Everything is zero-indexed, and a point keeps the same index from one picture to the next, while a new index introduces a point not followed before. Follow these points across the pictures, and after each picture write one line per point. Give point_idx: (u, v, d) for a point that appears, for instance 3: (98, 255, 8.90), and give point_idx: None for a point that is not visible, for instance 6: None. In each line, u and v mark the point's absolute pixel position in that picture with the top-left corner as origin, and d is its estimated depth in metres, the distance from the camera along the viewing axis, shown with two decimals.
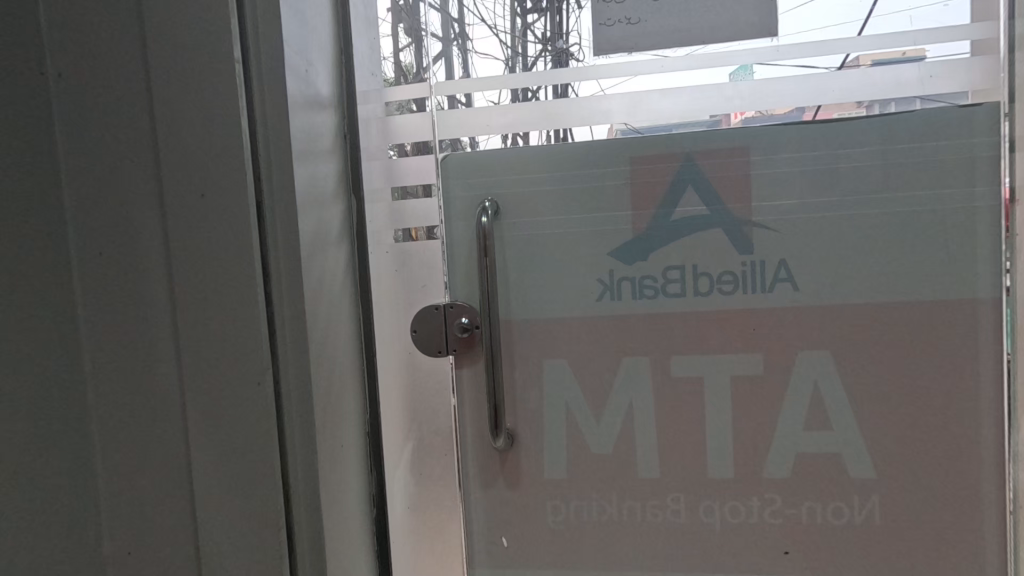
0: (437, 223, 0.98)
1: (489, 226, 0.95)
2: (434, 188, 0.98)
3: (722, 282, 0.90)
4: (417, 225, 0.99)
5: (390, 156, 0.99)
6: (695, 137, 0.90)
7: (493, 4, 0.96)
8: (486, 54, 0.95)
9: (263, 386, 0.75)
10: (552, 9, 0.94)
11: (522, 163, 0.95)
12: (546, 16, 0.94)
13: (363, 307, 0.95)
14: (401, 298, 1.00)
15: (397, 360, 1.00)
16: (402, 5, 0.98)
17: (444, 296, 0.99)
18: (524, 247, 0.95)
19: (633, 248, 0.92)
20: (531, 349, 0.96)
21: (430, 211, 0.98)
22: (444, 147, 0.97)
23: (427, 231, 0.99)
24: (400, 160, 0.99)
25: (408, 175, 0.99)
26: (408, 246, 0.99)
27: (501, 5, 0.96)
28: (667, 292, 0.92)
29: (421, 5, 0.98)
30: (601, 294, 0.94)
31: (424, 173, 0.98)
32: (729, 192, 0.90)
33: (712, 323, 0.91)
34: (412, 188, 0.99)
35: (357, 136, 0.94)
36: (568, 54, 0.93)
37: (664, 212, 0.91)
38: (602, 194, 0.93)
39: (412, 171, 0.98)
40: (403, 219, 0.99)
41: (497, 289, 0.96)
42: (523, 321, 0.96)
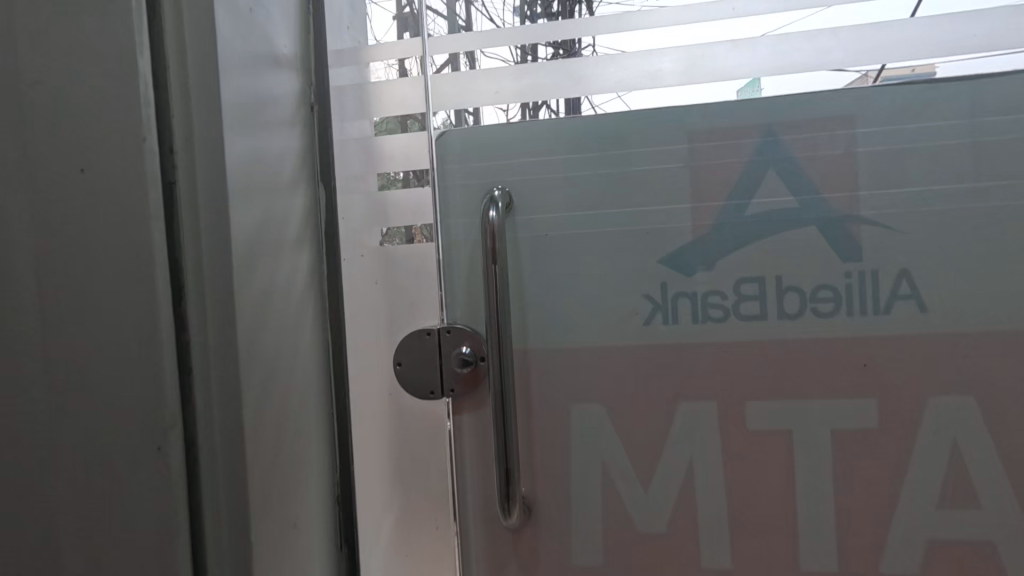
0: (429, 222, 0.75)
1: (498, 221, 0.70)
2: (426, 175, 0.75)
3: (816, 298, 0.66)
4: (406, 224, 0.76)
5: (369, 128, 0.77)
6: (778, 102, 0.67)
7: (501, 6, 0.73)
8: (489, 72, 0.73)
9: (166, 453, 0.51)
10: (564, 14, 0.71)
11: (542, 143, 0.72)
12: (556, 23, 0.71)
13: (334, 330, 0.72)
14: (383, 320, 0.76)
15: (376, 403, 0.76)
16: (408, 13, 0.76)
17: (439, 318, 0.75)
18: (545, 252, 0.72)
19: (692, 255, 0.69)
20: (554, 389, 0.72)
21: (425, 205, 0.75)
22: (440, 120, 0.75)
23: (417, 232, 0.75)
24: (383, 139, 0.77)
25: (393, 159, 0.76)
26: (394, 251, 0.76)
27: (507, 8, 0.73)
28: (740, 313, 0.67)
29: (426, 12, 0.75)
30: (649, 315, 0.69)
31: (411, 157, 0.76)
32: (828, 176, 0.66)
33: (803, 356, 0.66)
34: (401, 173, 0.76)
35: (328, 123, 0.72)
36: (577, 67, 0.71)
37: (737, 204, 0.68)
38: (651, 179, 0.69)
39: (400, 154, 0.76)
40: (387, 216, 0.76)
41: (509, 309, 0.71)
42: (544, 352, 0.72)
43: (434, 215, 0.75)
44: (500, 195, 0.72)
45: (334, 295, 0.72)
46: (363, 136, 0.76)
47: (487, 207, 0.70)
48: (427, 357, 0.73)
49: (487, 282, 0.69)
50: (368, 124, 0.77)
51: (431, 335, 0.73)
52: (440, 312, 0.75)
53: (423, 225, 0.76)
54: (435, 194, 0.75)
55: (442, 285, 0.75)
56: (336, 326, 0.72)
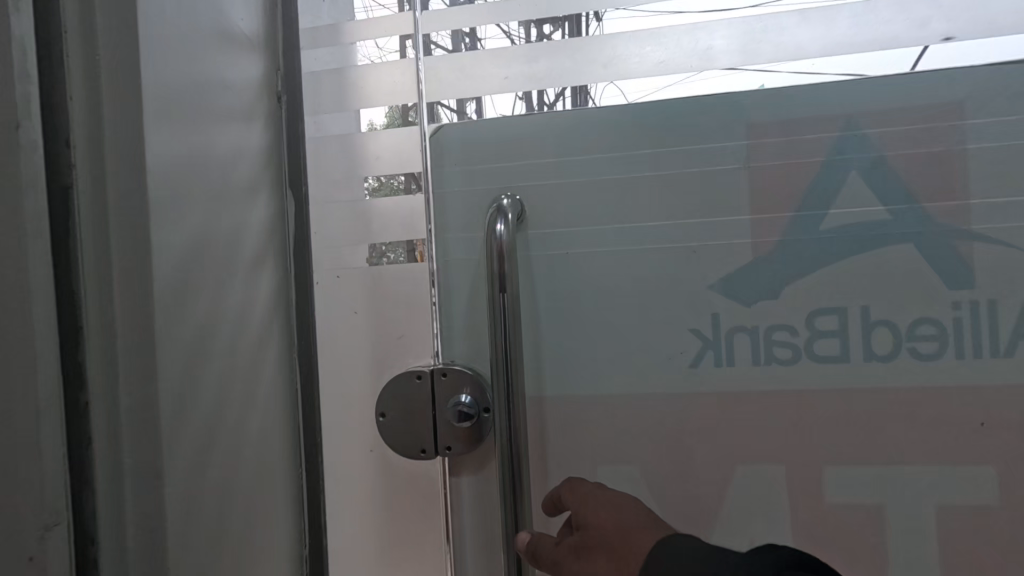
0: (426, 239, 0.61)
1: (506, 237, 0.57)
2: (418, 180, 0.61)
3: (915, 336, 0.51)
4: (396, 239, 0.60)
5: (354, 118, 0.62)
6: (862, 86, 0.53)
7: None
8: (482, 59, 0.59)
9: (44, 564, 0.35)
10: None
11: (561, 141, 0.58)
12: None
13: (301, 366, 0.59)
14: (367, 361, 0.61)
15: (354, 460, 0.61)
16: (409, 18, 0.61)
17: (432, 356, 0.60)
18: (563, 275, 0.58)
19: (751, 281, 0.55)
20: (577, 445, 0.58)
21: (421, 215, 0.60)
22: (433, 114, 0.61)
23: (410, 250, 0.60)
24: (371, 132, 0.62)
25: (380, 157, 0.62)
26: (381, 271, 0.61)
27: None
28: (815, 354, 0.53)
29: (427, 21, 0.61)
30: (697, 355, 0.55)
31: (402, 157, 0.61)
32: (927, 180, 0.52)
33: (899, 409, 0.52)
34: (393, 176, 0.61)
35: (300, 122, 0.61)
36: (583, 49, 0.57)
37: (811, 216, 0.54)
38: (700, 185, 0.56)
39: (389, 152, 0.61)
40: (369, 229, 0.61)
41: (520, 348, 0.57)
42: (564, 400, 0.58)
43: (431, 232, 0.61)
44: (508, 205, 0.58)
45: (304, 329, 0.59)
46: (345, 129, 0.62)
47: (492, 221, 0.56)
48: (416, 407, 0.58)
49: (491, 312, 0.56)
50: (351, 115, 0.62)
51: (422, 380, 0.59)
52: (433, 351, 0.59)
53: (416, 242, 0.60)
54: (430, 202, 0.61)
55: (438, 314, 0.60)
56: (306, 367, 0.59)
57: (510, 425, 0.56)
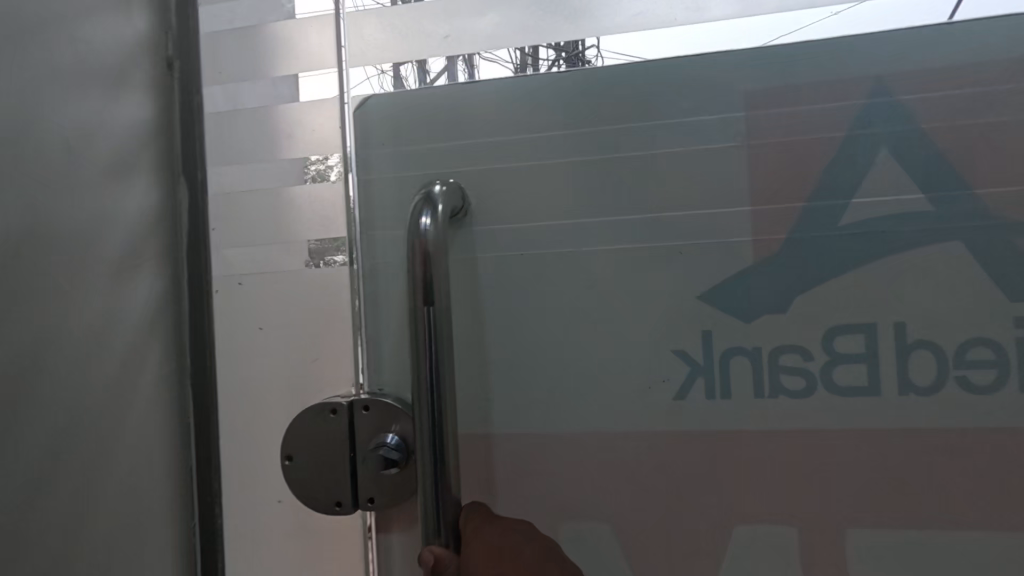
0: (346, 238, 0.48)
1: (430, 233, 0.40)
2: (338, 165, 0.49)
3: (963, 361, 0.40)
4: (309, 239, 0.48)
5: (263, 87, 0.49)
6: (895, 39, 0.41)
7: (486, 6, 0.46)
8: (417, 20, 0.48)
9: None
10: None
11: (515, 114, 0.47)
12: None
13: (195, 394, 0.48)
14: (277, 390, 0.48)
15: (264, 513, 0.49)
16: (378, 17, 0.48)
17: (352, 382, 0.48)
18: (517, 282, 0.47)
19: (752, 290, 0.43)
20: (534, 496, 0.46)
21: (343, 208, 0.49)
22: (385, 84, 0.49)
23: (328, 253, 0.48)
24: (281, 106, 0.49)
25: (295, 136, 0.49)
26: (292, 276, 0.48)
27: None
28: (832, 383, 0.42)
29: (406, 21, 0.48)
30: (684, 384, 0.44)
31: (318, 137, 0.49)
32: (979, 160, 0.40)
33: (941, 455, 0.40)
34: (315, 160, 0.49)
35: (197, 96, 0.49)
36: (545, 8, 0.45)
37: (827, 208, 0.42)
38: (686, 168, 0.44)
39: (302, 128, 0.49)
40: (277, 225, 0.49)
41: (448, 381, 0.40)
42: (518, 439, 0.46)
43: (354, 230, 0.49)
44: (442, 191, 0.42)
45: (201, 351, 0.48)
46: (248, 103, 0.49)
47: (418, 210, 0.40)
48: (331, 450, 0.46)
49: (415, 334, 0.39)
50: (256, 84, 0.49)
51: (338, 415, 0.46)
52: (356, 377, 0.48)
53: (332, 243, 0.48)
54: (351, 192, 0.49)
55: (361, 331, 0.48)
56: (202, 397, 0.48)
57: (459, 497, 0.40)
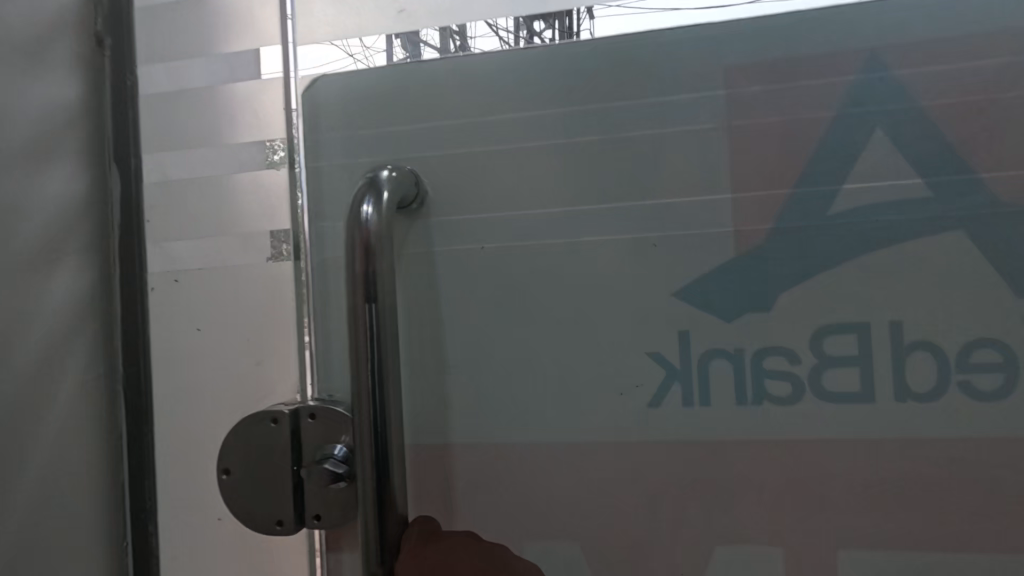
0: (291, 231, 0.44)
1: (373, 222, 0.35)
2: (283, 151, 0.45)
3: (964, 364, 0.36)
4: (250, 230, 0.44)
5: (200, 67, 0.45)
6: (891, 8, 0.37)
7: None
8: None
9: None
10: None
11: (475, 95, 0.43)
12: None
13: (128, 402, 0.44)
14: (216, 397, 0.44)
15: (201, 533, 0.44)
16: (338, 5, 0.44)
17: (296, 390, 0.44)
18: (475, 277, 0.42)
19: (733, 286, 0.39)
20: (497, 513, 0.42)
21: (287, 198, 0.44)
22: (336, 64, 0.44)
23: (270, 247, 0.44)
24: (219, 87, 0.45)
25: (235, 119, 0.45)
26: (233, 272, 0.44)
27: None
28: (821, 390, 0.38)
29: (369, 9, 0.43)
30: (659, 390, 0.40)
31: (260, 120, 0.45)
32: (982, 142, 0.36)
33: (940, 468, 0.37)
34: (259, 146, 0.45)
35: (130, 77, 0.44)
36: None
37: (816, 196, 0.38)
38: (661, 153, 0.40)
39: (244, 109, 0.45)
40: (216, 216, 0.45)
41: (393, 389, 0.35)
42: (479, 450, 0.42)
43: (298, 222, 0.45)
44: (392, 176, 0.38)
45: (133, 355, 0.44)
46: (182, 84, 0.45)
47: (360, 197, 0.36)
48: (271, 463, 0.41)
49: (354, 336, 0.35)
50: (192, 64, 0.45)
51: (280, 424, 0.41)
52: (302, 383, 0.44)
53: (275, 236, 0.44)
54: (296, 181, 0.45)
55: (307, 333, 0.44)
56: (137, 408, 0.43)
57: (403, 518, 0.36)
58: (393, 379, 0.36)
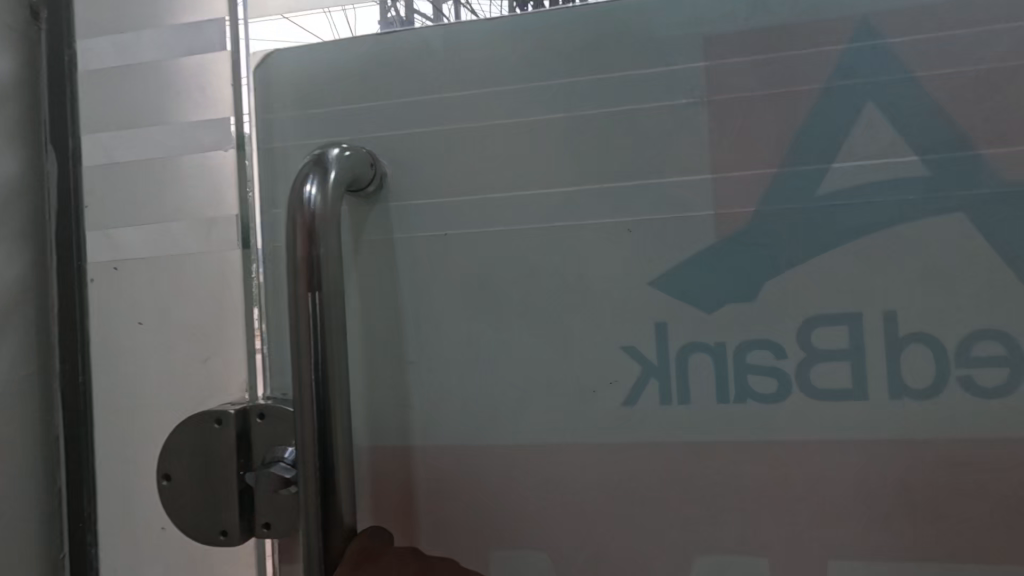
0: (238, 217, 0.41)
1: (317, 203, 0.32)
2: (231, 132, 0.41)
3: (966, 359, 0.33)
4: (196, 216, 0.41)
5: (139, 40, 0.41)
6: None
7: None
8: None
9: None
10: None
11: (438, 71, 0.40)
12: None
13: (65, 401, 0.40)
14: (158, 396, 0.41)
15: (139, 545, 0.41)
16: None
17: (242, 388, 0.40)
18: (438, 266, 0.39)
19: (714, 275, 0.36)
20: (461, 520, 0.39)
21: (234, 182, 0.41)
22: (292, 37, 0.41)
23: (218, 235, 0.41)
24: (162, 62, 0.41)
25: (180, 97, 0.41)
26: (177, 260, 0.41)
27: None
28: (809, 386, 0.35)
29: None
30: (634, 387, 0.37)
31: (206, 98, 0.41)
32: (985, 116, 0.33)
33: (938, 471, 0.34)
34: (206, 124, 0.41)
35: (68, 51, 0.41)
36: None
37: (803, 176, 0.35)
38: (637, 132, 0.37)
39: (191, 85, 0.41)
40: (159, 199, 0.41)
41: (337, 387, 0.32)
42: (441, 452, 0.39)
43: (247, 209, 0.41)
44: (344, 155, 0.35)
45: (72, 351, 0.41)
46: (120, 59, 0.41)
47: (304, 176, 0.33)
48: (215, 467, 0.38)
49: (295, 327, 0.32)
50: (133, 36, 0.41)
51: (225, 425, 0.38)
52: (252, 381, 0.40)
53: (223, 224, 0.41)
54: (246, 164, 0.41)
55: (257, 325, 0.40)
56: (75, 406, 0.40)
57: (350, 530, 0.33)
58: (340, 376, 0.33)
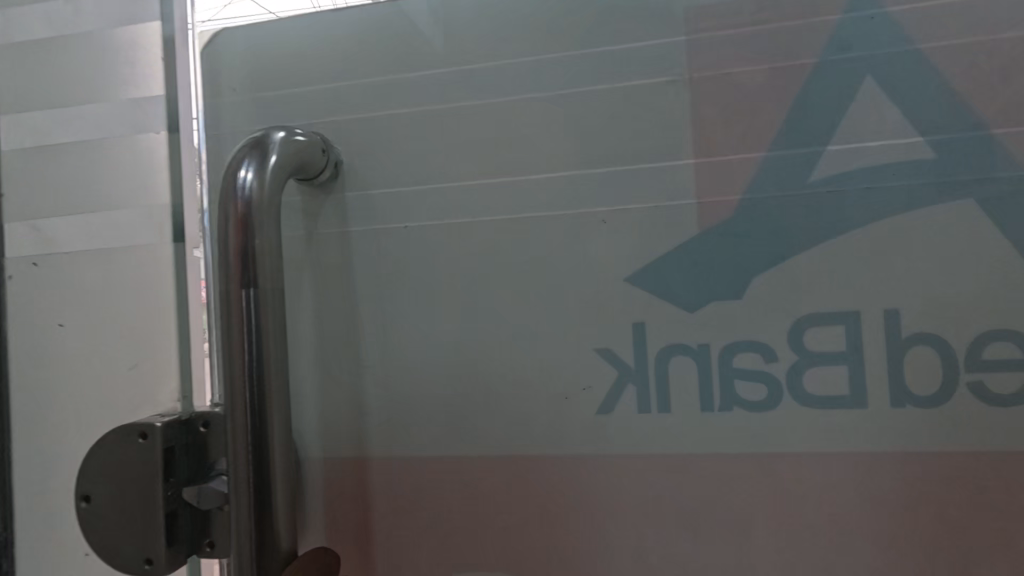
0: (171, 207, 0.37)
1: (254, 189, 0.29)
2: (164, 110, 0.37)
3: (976, 361, 0.30)
4: (127, 204, 0.37)
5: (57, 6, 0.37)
6: None
7: None
8: None
9: None
10: None
11: (396, 47, 0.36)
12: None
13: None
14: (86, 405, 0.37)
15: (60, 568, 0.37)
16: None
17: (174, 395, 0.36)
18: (398, 260, 0.36)
19: (695, 269, 0.33)
20: (422, 538, 0.35)
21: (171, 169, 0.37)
22: (244, 14, 0.38)
23: (149, 227, 0.37)
24: (86, 32, 0.37)
25: (112, 73, 0.37)
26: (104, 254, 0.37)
27: None
28: (801, 392, 0.31)
29: None
30: (610, 393, 0.34)
31: (138, 73, 0.37)
32: (997, 92, 0.30)
33: (944, 486, 0.30)
34: (137, 100, 0.37)
35: None
36: None
37: (795, 160, 0.32)
38: (613, 112, 0.34)
39: (123, 60, 0.37)
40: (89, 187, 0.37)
41: (276, 394, 0.29)
42: (400, 464, 0.35)
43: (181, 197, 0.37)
44: (289, 138, 0.32)
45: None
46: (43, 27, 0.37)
47: (239, 160, 0.30)
48: (138, 489, 0.32)
49: (227, 328, 0.29)
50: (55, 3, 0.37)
51: (151, 441, 0.33)
52: (187, 390, 0.37)
53: (155, 214, 0.37)
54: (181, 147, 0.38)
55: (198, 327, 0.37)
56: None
57: (290, 555, 0.29)
58: (279, 382, 0.29)
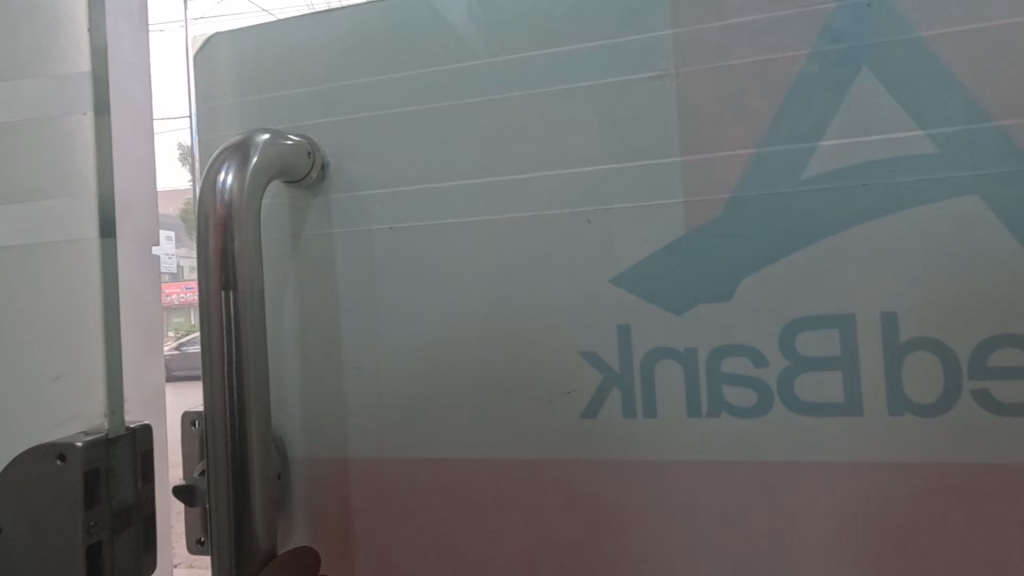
0: (97, 195, 0.28)
1: (232, 190, 0.30)
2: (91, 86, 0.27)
3: (981, 367, 0.28)
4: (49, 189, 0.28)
5: None
6: None
7: None
8: None
9: None
10: None
11: (384, 48, 0.36)
12: None
13: None
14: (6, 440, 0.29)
15: None
16: None
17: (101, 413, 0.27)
18: (382, 261, 0.36)
19: (683, 270, 0.32)
20: (405, 539, 0.35)
21: (138, 171, 0.34)
22: (236, 17, 0.38)
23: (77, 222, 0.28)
24: None
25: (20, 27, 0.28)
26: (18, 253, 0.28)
27: None
28: (793, 398, 0.30)
29: None
30: (594, 397, 0.33)
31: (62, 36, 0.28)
32: (1004, 81, 0.28)
33: (945, 499, 0.29)
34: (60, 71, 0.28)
35: None
36: None
37: (787, 156, 0.30)
38: (599, 110, 0.33)
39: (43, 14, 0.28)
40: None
41: (253, 392, 0.30)
42: (382, 465, 0.35)
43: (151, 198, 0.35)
44: (272, 140, 0.32)
45: None
46: None
47: (219, 164, 0.31)
48: (52, 522, 0.24)
49: (206, 328, 0.29)
50: None
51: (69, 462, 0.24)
52: (114, 404, 0.26)
53: (80, 208, 0.28)
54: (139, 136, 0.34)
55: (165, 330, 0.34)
56: None
57: (269, 554, 0.30)
58: (256, 380, 0.30)
